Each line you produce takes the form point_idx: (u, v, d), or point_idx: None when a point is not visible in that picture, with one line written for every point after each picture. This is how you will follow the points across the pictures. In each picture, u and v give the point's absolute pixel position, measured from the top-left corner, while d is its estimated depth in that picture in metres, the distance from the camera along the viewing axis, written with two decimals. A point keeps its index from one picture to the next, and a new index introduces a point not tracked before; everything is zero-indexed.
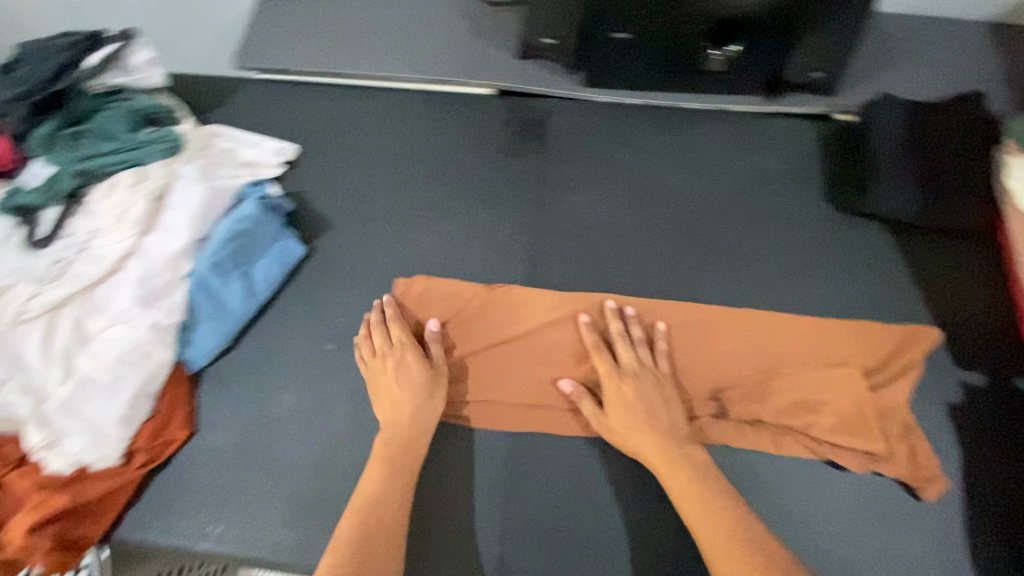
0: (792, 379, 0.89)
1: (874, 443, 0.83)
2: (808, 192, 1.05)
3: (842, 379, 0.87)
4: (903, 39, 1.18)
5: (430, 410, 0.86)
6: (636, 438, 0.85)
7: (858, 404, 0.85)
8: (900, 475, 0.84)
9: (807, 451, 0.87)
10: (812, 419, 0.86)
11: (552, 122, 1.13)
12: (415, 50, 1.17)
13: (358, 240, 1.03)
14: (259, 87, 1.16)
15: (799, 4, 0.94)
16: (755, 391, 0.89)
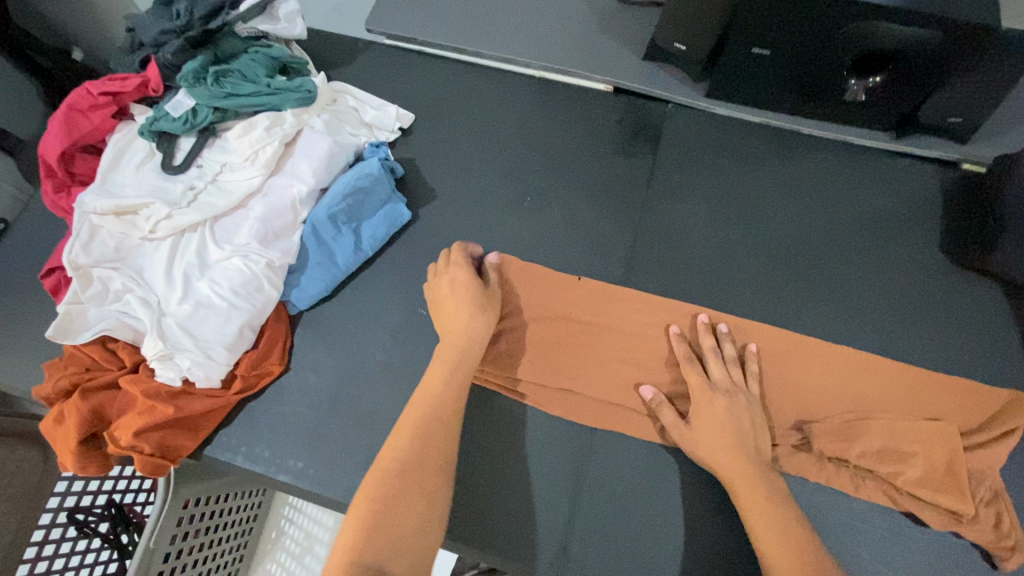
0: (883, 428, 0.83)
1: (963, 504, 0.77)
2: (926, 241, 0.99)
3: (936, 437, 0.81)
4: None
5: (480, 324, 0.86)
6: (718, 455, 0.78)
7: (947, 469, 0.80)
8: (981, 540, 0.78)
9: (887, 499, 0.82)
10: (899, 469, 0.80)
11: (666, 127, 1.10)
12: (540, 34, 1.16)
13: (460, 212, 1.04)
14: (387, 52, 1.20)
15: (963, 46, 0.86)
16: (837, 440, 0.84)
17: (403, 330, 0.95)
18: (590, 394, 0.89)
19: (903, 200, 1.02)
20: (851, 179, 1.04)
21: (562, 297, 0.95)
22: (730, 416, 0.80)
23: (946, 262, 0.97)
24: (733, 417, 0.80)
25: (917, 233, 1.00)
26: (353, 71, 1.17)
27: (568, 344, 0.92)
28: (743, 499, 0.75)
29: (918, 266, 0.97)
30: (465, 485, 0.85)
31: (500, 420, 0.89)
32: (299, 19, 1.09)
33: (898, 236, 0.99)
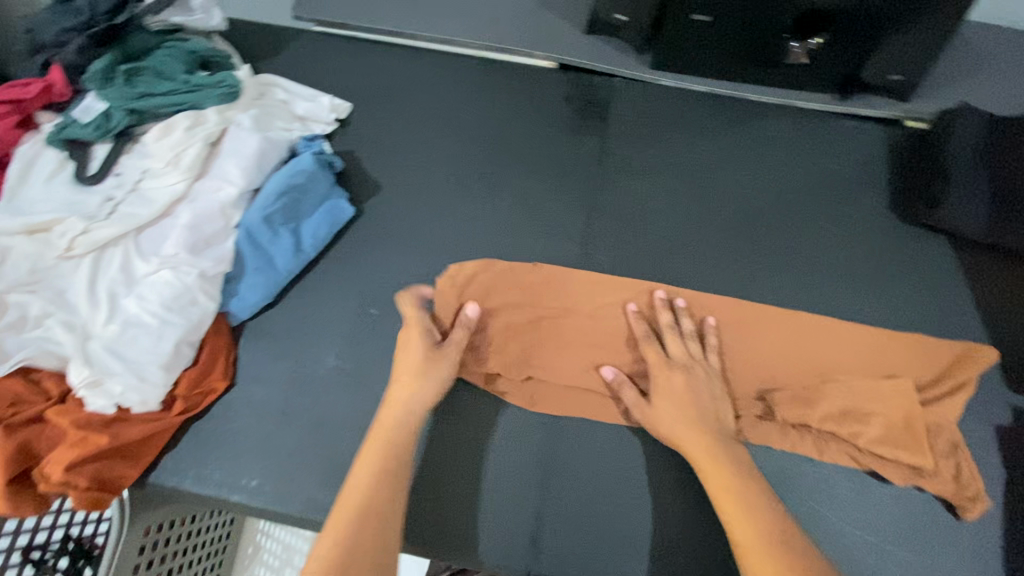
0: (841, 388, 0.83)
1: (922, 457, 0.79)
2: (875, 200, 0.99)
3: (894, 392, 0.82)
4: (999, 41, 1.07)
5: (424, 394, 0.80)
6: (678, 433, 0.77)
7: (905, 424, 0.80)
8: (941, 493, 0.80)
9: (850, 459, 0.82)
10: (859, 429, 0.80)
11: (615, 101, 1.06)
12: (477, 13, 1.12)
13: (405, 203, 1.00)
14: (316, 39, 1.13)
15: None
16: (802, 404, 0.83)
17: (354, 332, 0.91)
18: (553, 380, 0.87)
19: (851, 161, 1.02)
20: (800, 144, 1.03)
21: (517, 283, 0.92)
22: (693, 396, 0.79)
23: (896, 220, 0.98)
24: (697, 397, 0.79)
25: (867, 194, 1.00)
26: (282, 61, 1.10)
27: (528, 332, 0.89)
28: (713, 484, 0.72)
29: (870, 227, 0.97)
30: (431, 486, 0.82)
31: (461, 415, 0.85)
32: (217, 9, 1.02)
33: (849, 198, 0.99)
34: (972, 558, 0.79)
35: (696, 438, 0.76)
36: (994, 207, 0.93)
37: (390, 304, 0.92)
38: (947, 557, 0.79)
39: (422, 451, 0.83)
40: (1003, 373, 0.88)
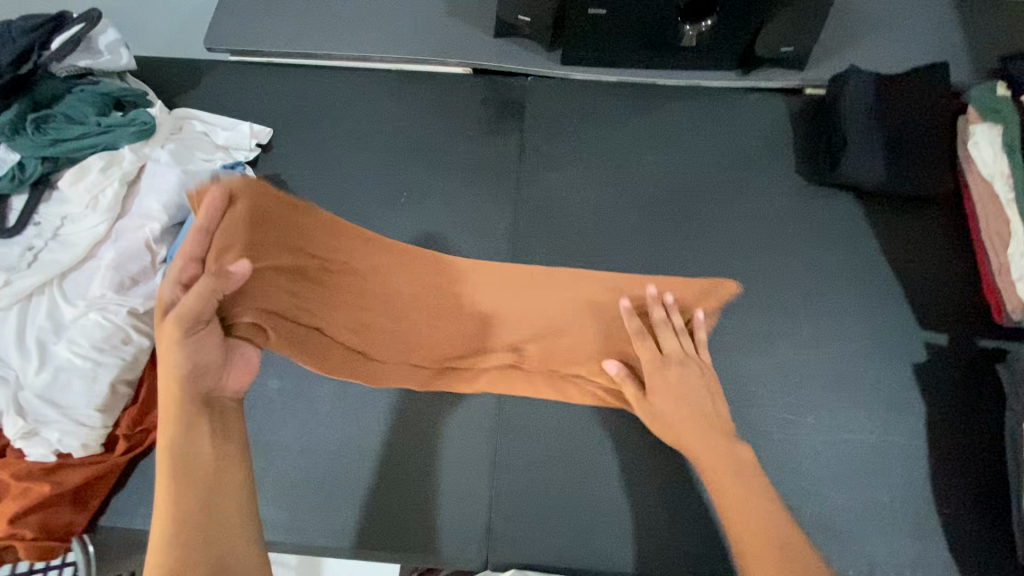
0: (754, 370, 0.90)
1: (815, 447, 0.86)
2: (785, 166, 1.04)
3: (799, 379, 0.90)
4: (882, 4, 1.14)
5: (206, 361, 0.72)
6: (683, 430, 0.78)
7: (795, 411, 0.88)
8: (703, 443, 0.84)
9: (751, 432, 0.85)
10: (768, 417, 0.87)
11: (530, 100, 1.10)
12: (389, 29, 1.14)
13: (336, 220, 1.01)
14: (232, 69, 1.14)
15: None
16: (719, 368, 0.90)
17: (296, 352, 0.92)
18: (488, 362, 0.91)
19: (758, 132, 1.07)
20: (708, 122, 1.08)
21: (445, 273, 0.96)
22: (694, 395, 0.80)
23: (804, 183, 1.03)
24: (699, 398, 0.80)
25: (775, 162, 1.05)
26: (200, 95, 1.11)
27: (461, 320, 0.93)
28: (719, 485, 0.73)
29: (781, 192, 1.02)
30: (386, 491, 0.84)
31: (410, 420, 0.88)
32: (123, 48, 1.02)
33: (760, 167, 1.04)
34: (901, 490, 0.84)
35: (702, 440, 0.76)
36: (889, 161, 0.98)
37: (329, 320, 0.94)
38: (878, 488, 0.84)
39: (375, 458, 0.86)
40: (914, 314, 0.94)
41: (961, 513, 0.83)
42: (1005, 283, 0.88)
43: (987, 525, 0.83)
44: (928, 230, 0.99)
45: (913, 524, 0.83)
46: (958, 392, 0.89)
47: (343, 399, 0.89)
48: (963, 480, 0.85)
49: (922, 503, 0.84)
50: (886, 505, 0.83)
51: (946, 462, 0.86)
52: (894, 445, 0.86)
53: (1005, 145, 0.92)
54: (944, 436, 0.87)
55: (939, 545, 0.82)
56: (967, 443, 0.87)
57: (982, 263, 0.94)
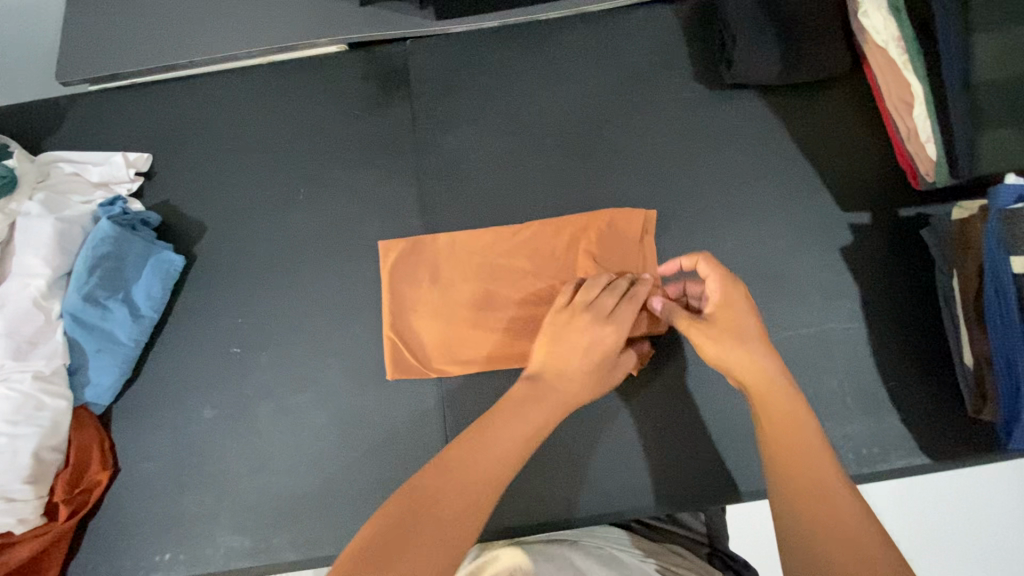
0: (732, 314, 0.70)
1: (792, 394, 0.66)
2: (683, 77, 1.01)
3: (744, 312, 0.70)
4: None
5: None
6: (736, 362, 0.68)
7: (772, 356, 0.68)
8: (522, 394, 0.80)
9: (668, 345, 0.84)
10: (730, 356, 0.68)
11: (413, 64, 1.04)
12: (250, 20, 1.07)
13: (238, 234, 0.97)
14: (94, 98, 1.06)
15: None
16: None
17: (223, 377, 0.89)
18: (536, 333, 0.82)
19: (651, 46, 1.03)
20: (598, 48, 1.03)
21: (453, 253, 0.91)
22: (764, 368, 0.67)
23: (705, 89, 1.00)
24: (750, 375, 0.67)
25: (674, 74, 1.01)
26: (66, 134, 1.04)
27: (474, 303, 0.88)
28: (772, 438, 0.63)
29: (685, 104, 0.99)
30: (345, 492, 0.83)
31: (354, 417, 0.86)
32: None
33: (660, 83, 1.01)
34: (846, 374, 0.85)
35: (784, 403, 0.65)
36: (782, 49, 0.94)
37: (253, 338, 0.90)
38: (826, 377, 0.85)
39: (328, 464, 0.84)
40: (834, 199, 0.93)
41: (908, 381, 0.84)
42: (916, 148, 0.88)
43: (934, 387, 0.84)
44: (834, 111, 0.97)
45: (864, 404, 0.83)
46: (888, 264, 0.89)
47: (283, 412, 0.87)
48: (905, 350, 0.85)
49: (871, 381, 0.84)
50: (836, 392, 0.84)
51: (886, 337, 0.86)
52: (833, 332, 0.86)
53: (891, 7, 0.86)
54: (882, 313, 0.87)
55: (891, 418, 0.83)
56: (904, 314, 0.87)
57: (893, 133, 0.92)
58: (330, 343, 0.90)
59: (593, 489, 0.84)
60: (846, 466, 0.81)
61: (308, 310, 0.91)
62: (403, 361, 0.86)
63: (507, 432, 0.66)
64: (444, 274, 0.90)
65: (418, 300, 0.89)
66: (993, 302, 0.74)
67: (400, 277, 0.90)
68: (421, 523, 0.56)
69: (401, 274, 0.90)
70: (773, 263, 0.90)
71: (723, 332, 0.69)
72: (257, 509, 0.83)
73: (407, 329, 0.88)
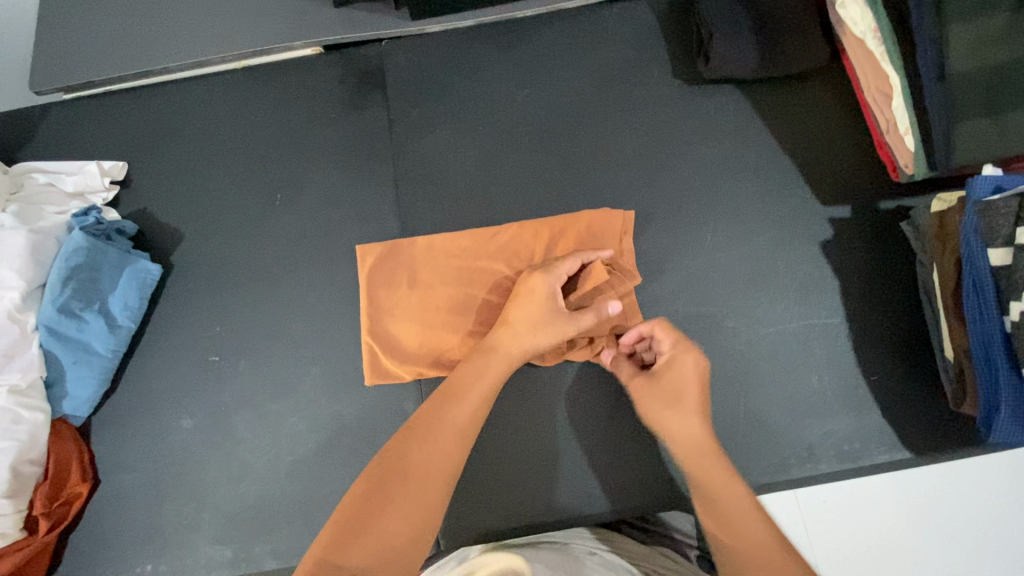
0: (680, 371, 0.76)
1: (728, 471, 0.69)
2: (661, 73, 1.00)
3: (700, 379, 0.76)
4: None
5: None
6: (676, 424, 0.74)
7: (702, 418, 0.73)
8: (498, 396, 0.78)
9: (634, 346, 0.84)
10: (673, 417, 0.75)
11: (388, 65, 1.03)
12: (224, 24, 1.06)
13: (215, 241, 0.96)
14: (68, 107, 1.06)
15: None
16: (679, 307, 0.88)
17: (203, 386, 0.88)
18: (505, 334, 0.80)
19: (627, 42, 1.02)
20: (575, 45, 1.03)
21: (431, 256, 0.90)
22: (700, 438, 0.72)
23: (683, 85, 0.99)
24: (686, 448, 0.73)
25: (652, 70, 1.00)
26: (40, 144, 1.03)
27: (447, 306, 0.88)
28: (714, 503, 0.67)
29: (662, 100, 0.99)
30: (326, 499, 0.83)
31: (334, 424, 0.85)
32: None
33: (637, 79, 1.00)
34: (828, 370, 0.84)
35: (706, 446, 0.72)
36: (759, 43, 0.94)
37: (231, 346, 0.90)
38: (807, 373, 0.84)
39: (309, 471, 0.84)
40: (813, 193, 0.92)
41: (889, 375, 0.84)
42: (894, 139, 0.87)
43: (916, 381, 0.83)
44: (813, 104, 0.97)
45: (845, 399, 0.83)
46: (869, 258, 0.89)
47: (262, 420, 0.86)
48: (886, 344, 0.85)
49: (851, 376, 0.84)
50: (817, 388, 0.84)
51: (867, 331, 0.86)
52: (813, 328, 0.86)
53: None
54: (862, 307, 0.87)
55: (872, 413, 0.83)
56: (885, 308, 0.86)
57: (871, 124, 0.92)
58: (309, 349, 0.89)
59: (576, 491, 0.84)
60: (828, 462, 0.81)
61: (286, 316, 0.91)
62: (381, 365, 0.86)
63: (448, 425, 0.70)
64: (419, 277, 0.89)
65: (396, 302, 0.88)
66: (969, 295, 0.74)
67: (377, 280, 0.89)
68: (371, 520, 0.62)
69: (378, 278, 0.89)
70: (752, 260, 0.90)
71: (662, 390, 0.77)
72: (238, 518, 0.82)
73: (385, 334, 0.87)
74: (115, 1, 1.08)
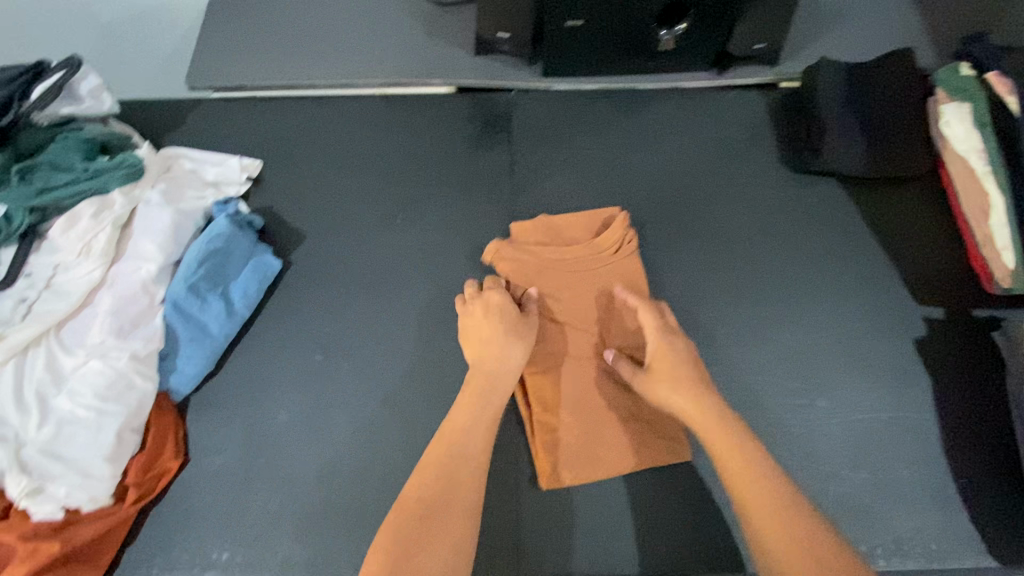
0: (571, 396, 0.87)
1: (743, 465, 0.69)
2: (768, 158, 1.07)
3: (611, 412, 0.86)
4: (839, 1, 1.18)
5: None
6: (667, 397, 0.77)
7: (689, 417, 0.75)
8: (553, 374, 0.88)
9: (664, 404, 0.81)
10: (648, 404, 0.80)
11: (516, 113, 1.11)
12: (371, 54, 1.16)
13: (334, 246, 1.01)
14: (216, 105, 1.14)
15: None
16: (779, 378, 0.90)
17: (304, 381, 0.91)
18: (558, 398, 0.87)
19: (739, 126, 1.10)
20: (691, 122, 1.11)
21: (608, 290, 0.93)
22: (703, 405, 0.75)
23: (788, 173, 1.06)
24: (685, 410, 0.76)
25: (761, 154, 1.07)
26: (186, 133, 1.11)
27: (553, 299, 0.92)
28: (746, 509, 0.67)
29: (769, 183, 1.05)
30: None
31: (427, 438, 0.87)
32: (105, 93, 0.98)
33: (746, 160, 1.07)
34: (917, 463, 0.85)
35: (732, 459, 0.70)
36: (867, 146, 1.02)
37: (338, 347, 0.93)
38: (897, 464, 0.85)
39: (397, 481, 0.84)
40: (910, 291, 0.96)
41: (980, 481, 0.84)
42: (990, 254, 0.91)
43: (1006, 490, 0.84)
44: (911, 209, 1.02)
45: (933, 495, 0.84)
46: (962, 362, 0.91)
47: (358, 423, 0.88)
48: (978, 449, 0.86)
49: (941, 475, 0.85)
50: (906, 481, 0.84)
51: (959, 433, 0.87)
52: (906, 421, 0.88)
53: (975, 121, 0.95)
54: (954, 409, 0.89)
55: (961, 515, 0.83)
56: (977, 414, 0.88)
57: (968, 235, 0.96)
58: (411, 361, 0.92)
59: (661, 550, 0.82)
60: (917, 558, 0.80)
61: (392, 328, 0.94)
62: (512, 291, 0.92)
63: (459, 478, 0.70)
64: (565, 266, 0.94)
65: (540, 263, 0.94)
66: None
67: (527, 242, 0.96)
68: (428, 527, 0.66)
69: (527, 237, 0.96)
70: (849, 344, 0.93)
71: (658, 378, 0.79)
72: (323, 515, 0.83)
73: (517, 256, 0.94)
74: (277, 21, 1.20)
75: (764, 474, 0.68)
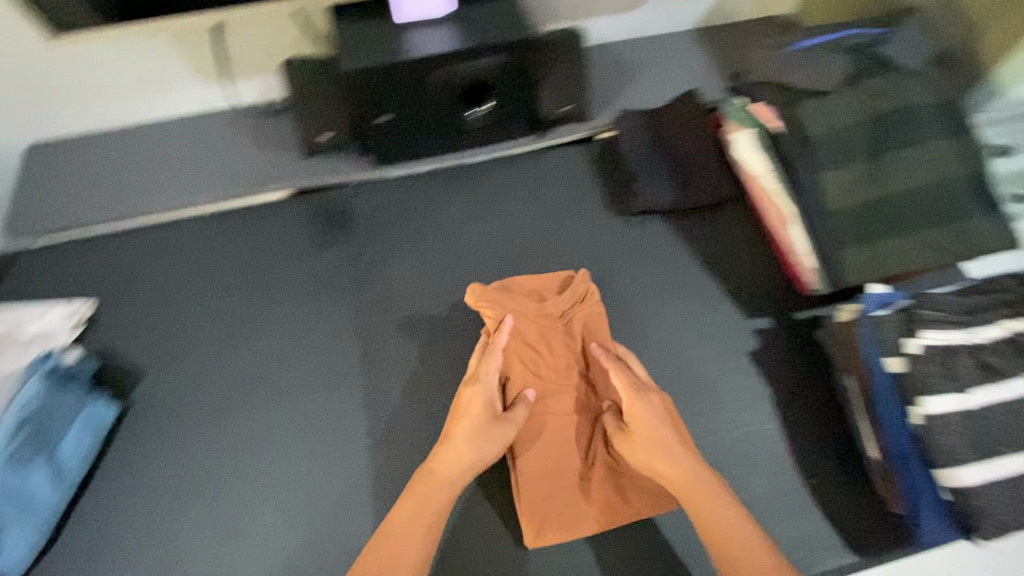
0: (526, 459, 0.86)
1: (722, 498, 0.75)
2: (595, 207, 1.14)
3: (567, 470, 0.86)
4: (634, 55, 1.29)
5: None
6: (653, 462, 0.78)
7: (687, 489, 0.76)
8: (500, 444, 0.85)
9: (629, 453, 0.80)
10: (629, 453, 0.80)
11: (352, 207, 1.14)
12: (199, 175, 1.16)
13: (176, 377, 0.98)
14: (39, 253, 1.10)
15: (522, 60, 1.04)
16: None
17: (154, 531, 0.86)
18: (537, 454, 0.87)
19: (565, 182, 1.16)
20: (520, 186, 1.16)
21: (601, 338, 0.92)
22: (680, 463, 0.77)
23: (615, 218, 1.12)
24: (671, 472, 0.77)
25: (588, 205, 1.14)
26: (8, 289, 1.07)
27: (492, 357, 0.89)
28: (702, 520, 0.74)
29: (598, 231, 1.11)
30: None
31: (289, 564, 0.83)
32: None
33: (575, 213, 1.13)
34: (769, 475, 0.89)
35: (706, 499, 0.75)
36: (675, 182, 1.11)
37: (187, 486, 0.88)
38: (752, 480, 0.89)
39: None
40: (739, 308, 1.03)
41: (828, 479, 0.89)
42: (798, 260, 0.98)
43: (852, 482, 0.89)
44: (726, 230, 1.11)
45: (789, 504, 0.87)
46: (795, 367, 0.98)
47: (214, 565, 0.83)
48: (821, 448, 0.91)
49: (793, 481, 0.89)
50: (762, 496, 0.88)
51: (802, 437, 0.92)
52: (754, 436, 0.92)
53: (759, 144, 1.03)
54: (795, 414, 0.94)
55: (818, 517, 0.86)
56: (815, 413, 0.94)
57: (779, 245, 1.04)
58: (266, 484, 0.89)
59: None
60: None
61: (244, 452, 0.91)
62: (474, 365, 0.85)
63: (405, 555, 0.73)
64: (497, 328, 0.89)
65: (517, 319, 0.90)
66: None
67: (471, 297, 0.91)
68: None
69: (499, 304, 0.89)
70: (691, 371, 0.97)
71: (640, 440, 0.79)
72: None
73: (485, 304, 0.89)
74: (98, 158, 1.18)
75: (722, 497, 0.75)
